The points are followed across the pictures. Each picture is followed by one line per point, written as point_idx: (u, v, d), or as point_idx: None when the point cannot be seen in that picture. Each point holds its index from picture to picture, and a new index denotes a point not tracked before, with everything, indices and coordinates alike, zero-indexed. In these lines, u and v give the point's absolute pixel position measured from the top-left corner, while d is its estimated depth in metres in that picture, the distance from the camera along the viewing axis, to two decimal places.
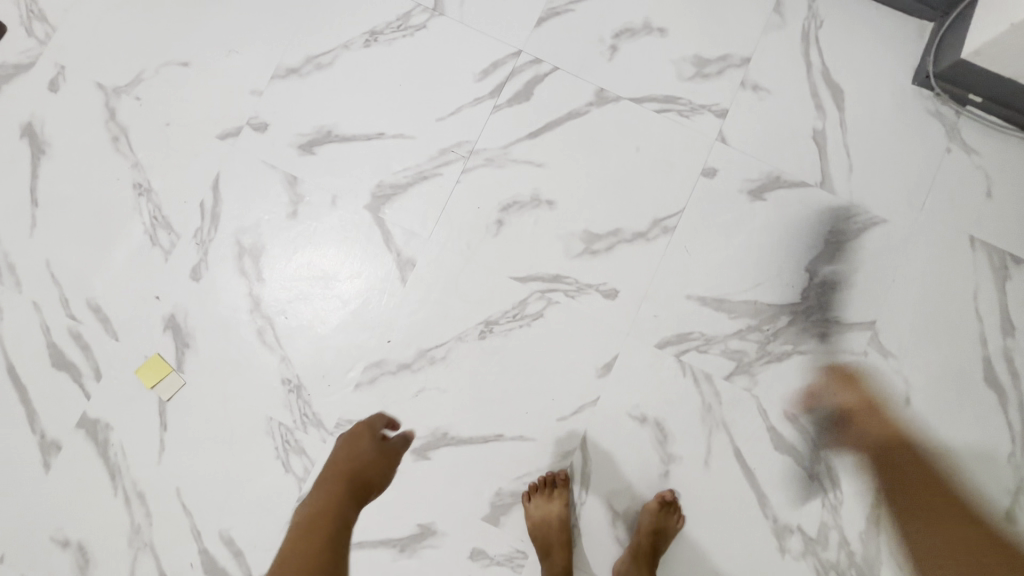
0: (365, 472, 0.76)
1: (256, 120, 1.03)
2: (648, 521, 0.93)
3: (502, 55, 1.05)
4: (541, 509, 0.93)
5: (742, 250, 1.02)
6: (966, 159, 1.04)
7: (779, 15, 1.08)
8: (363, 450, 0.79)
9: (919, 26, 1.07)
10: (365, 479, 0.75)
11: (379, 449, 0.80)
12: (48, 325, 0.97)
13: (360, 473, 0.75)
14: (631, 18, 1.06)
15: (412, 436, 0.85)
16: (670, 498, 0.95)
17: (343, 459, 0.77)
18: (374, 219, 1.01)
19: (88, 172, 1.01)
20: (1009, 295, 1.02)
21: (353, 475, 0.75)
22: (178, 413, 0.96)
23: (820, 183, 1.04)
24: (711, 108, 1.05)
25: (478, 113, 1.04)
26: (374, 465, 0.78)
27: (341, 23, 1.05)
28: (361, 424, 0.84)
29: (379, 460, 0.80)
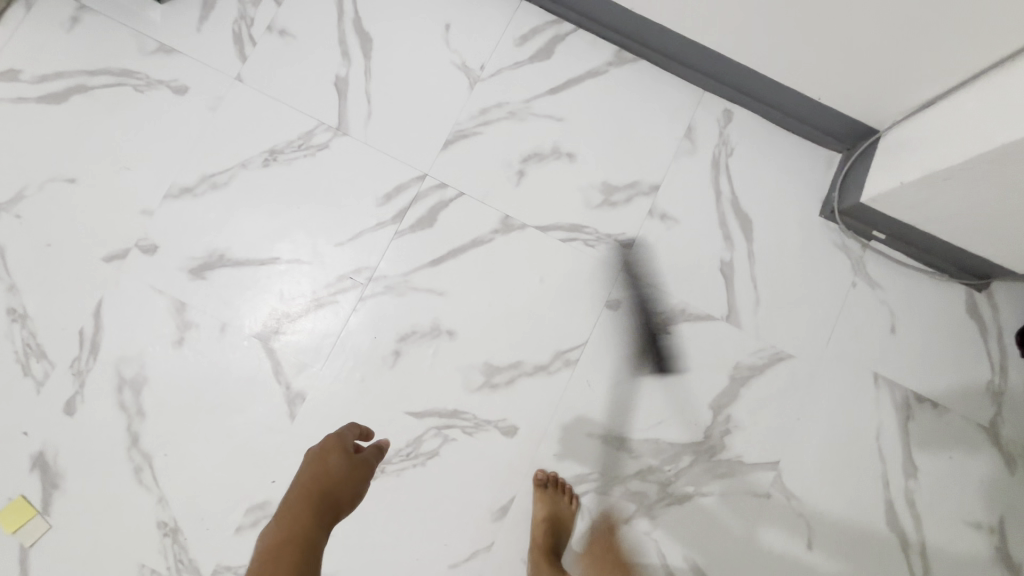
0: (337, 492, 0.74)
1: (144, 242, 0.99)
2: (540, 511, 0.93)
3: (406, 177, 1.03)
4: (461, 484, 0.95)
5: (646, 385, 1.00)
6: (871, 294, 1.04)
7: (690, 141, 1.07)
8: (332, 470, 0.75)
9: (827, 157, 1.08)
10: (335, 498, 0.73)
11: (350, 465, 0.78)
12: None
13: (331, 494, 0.73)
14: (539, 142, 1.05)
15: (386, 444, 0.83)
16: (554, 478, 0.96)
17: (310, 481, 0.73)
18: (265, 349, 0.98)
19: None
20: (911, 434, 1.01)
21: (324, 496, 0.72)
22: (42, 560, 0.90)
23: (726, 316, 1.02)
24: (616, 237, 1.04)
25: (379, 238, 1.01)
26: (342, 487, 0.74)
27: (242, 141, 1.02)
28: (329, 440, 0.80)
29: (350, 478, 0.76)
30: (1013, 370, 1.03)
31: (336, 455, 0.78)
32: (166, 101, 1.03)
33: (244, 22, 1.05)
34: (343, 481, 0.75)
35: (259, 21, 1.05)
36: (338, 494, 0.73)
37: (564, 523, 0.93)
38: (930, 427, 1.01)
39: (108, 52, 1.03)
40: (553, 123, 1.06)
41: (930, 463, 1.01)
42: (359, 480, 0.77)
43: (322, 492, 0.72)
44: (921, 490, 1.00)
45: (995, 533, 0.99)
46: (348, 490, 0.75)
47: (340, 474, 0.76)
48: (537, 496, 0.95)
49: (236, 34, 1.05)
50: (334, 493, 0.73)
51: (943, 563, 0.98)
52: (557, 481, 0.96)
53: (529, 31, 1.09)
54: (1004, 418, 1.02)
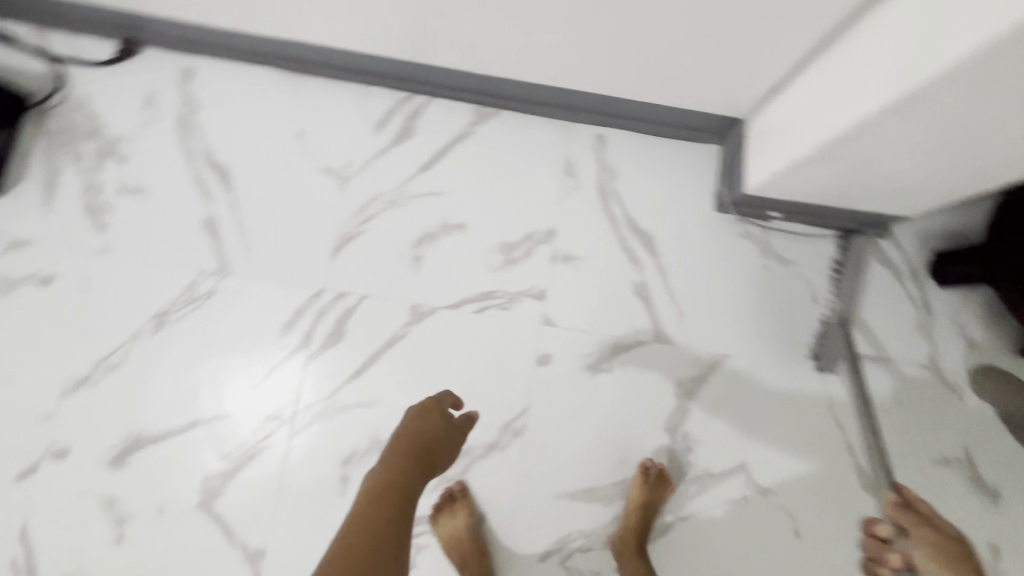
0: (438, 448, 0.70)
1: (53, 447, 0.94)
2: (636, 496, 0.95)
3: (303, 297, 1.00)
4: (449, 525, 0.94)
5: (599, 429, 0.99)
6: (785, 271, 1.05)
7: (572, 177, 1.07)
8: (431, 430, 0.70)
9: (707, 151, 1.08)
10: (434, 455, 0.69)
11: (448, 423, 0.74)
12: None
13: (429, 450, 0.69)
14: (426, 221, 1.04)
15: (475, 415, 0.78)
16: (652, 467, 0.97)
17: (416, 432, 0.70)
18: (210, 517, 0.94)
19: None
20: (862, 395, 1.02)
21: (422, 452, 0.68)
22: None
23: (655, 336, 1.02)
24: (527, 292, 1.03)
25: (293, 369, 0.98)
26: (436, 446, 0.70)
27: (125, 313, 0.98)
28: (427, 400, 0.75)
29: (445, 441, 0.71)
30: (935, 303, 1.06)
31: (435, 415, 0.74)
32: (35, 295, 0.98)
33: (95, 192, 1.01)
34: (438, 442, 0.70)
35: (109, 186, 1.02)
36: (436, 453, 0.69)
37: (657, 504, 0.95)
38: (877, 383, 1.03)
39: None
40: (434, 199, 1.05)
41: (887, 417, 1.02)
42: (454, 442, 0.74)
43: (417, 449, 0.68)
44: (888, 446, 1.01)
45: (965, 464, 1.01)
46: (443, 450, 0.71)
47: (438, 433, 0.71)
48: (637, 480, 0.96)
49: (89, 206, 1.01)
50: (432, 448, 0.69)
51: None
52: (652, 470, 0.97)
53: (384, 114, 1.07)
54: (941, 351, 1.04)
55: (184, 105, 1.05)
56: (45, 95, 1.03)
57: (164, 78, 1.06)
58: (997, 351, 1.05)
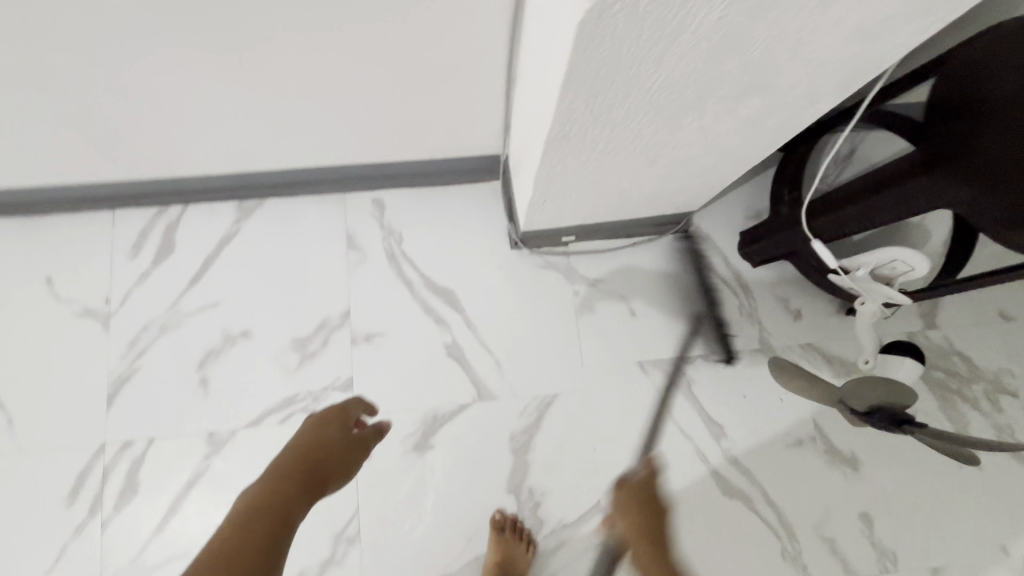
0: (325, 466, 0.61)
1: None
2: (491, 556, 0.88)
3: (84, 459, 0.90)
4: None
5: (439, 509, 0.92)
6: (597, 291, 1.01)
7: (357, 250, 1.01)
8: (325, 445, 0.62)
9: (490, 189, 1.03)
10: (325, 474, 0.60)
11: (349, 437, 0.65)
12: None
13: (320, 467, 0.60)
14: (207, 339, 0.96)
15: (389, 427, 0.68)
16: (503, 516, 0.92)
17: (305, 446, 0.62)
18: None
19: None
20: (702, 396, 0.99)
21: (314, 466, 0.60)
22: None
23: (479, 395, 0.96)
24: (333, 385, 0.95)
25: (87, 540, 0.88)
26: (330, 462, 0.61)
27: None
28: (329, 409, 0.67)
29: (343, 455, 0.63)
30: (753, 283, 1.03)
31: (335, 426, 0.66)
32: None
33: None
34: (332, 458, 0.62)
35: None
36: (330, 470, 0.61)
37: (515, 561, 0.88)
38: (714, 381, 0.99)
39: None
40: (211, 312, 0.97)
41: (730, 414, 0.98)
42: (355, 458, 0.64)
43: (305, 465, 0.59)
44: (736, 443, 0.98)
45: (817, 439, 0.98)
46: (335, 469, 0.61)
47: (337, 447, 0.63)
48: (491, 537, 0.90)
49: None
50: (326, 462, 0.61)
51: (790, 499, 0.96)
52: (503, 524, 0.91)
53: (139, 235, 0.99)
54: (770, 330, 1.02)
55: None
56: None
57: None
58: (824, 317, 1.03)
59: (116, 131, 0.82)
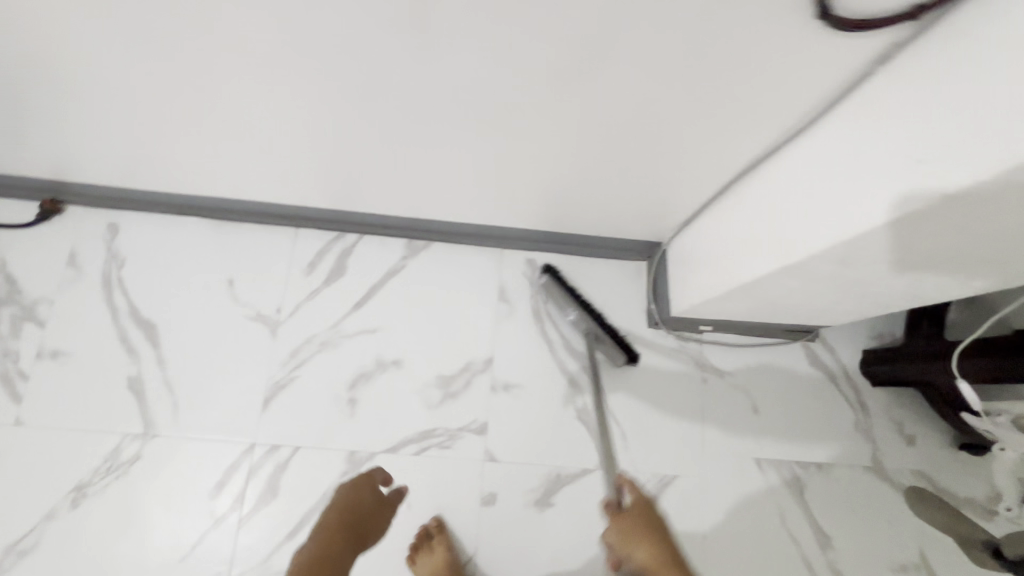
0: (366, 522, 0.90)
1: None
2: None
3: (234, 454, 0.96)
4: (428, 563, 0.90)
5: (550, 568, 0.95)
6: (723, 382, 1.07)
7: (506, 302, 1.08)
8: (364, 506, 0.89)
9: (636, 268, 1.11)
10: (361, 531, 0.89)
11: (379, 502, 0.91)
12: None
13: (358, 527, 0.88)
14: (361, 362, 1.03)
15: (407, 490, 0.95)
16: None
17: (347, 509, 0.88)
18: None
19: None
20: (811, 503, 1.02)
21: (355, 526, 0.88)
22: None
23: (601, 463, 1.01)
24: (469, 427, 1.01)
25: (223, 533, 0.93)
26: (369, 520, 0.90)
27: (40, 489, 0.93)
28: (364, 476, 0.92)
29: (375, 515, 0.91)
30: (870, 401, 1.08)
31: (368, 494, 0.91)
32: None
33: (10, 357, 0.98)
34: (369, 518, 0.90)
35: (26, 351, 0.98)
36: (365, 526, 0.89)
37: None
38: (824, 491, 1.03)
39: None
40: (369, 337, 1.04)
41: (838, 527, 1.01)
42: (385, 516, 0.92)
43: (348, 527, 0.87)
44: (842, 557, 1.00)
45: (921, 568, 1.00)
46: (373, 523, 0.90)
47: (370, 510, 0.90)
48: None
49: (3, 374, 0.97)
50: (364, 522, 0.89)
51: None
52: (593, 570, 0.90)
53: (316, 255, 1.08)
54: (882, 449, 1.06)
55: (110, 260, 1.04)
56: None
57: (88, 235, 1.05)
58: (935, 448, 1.06)
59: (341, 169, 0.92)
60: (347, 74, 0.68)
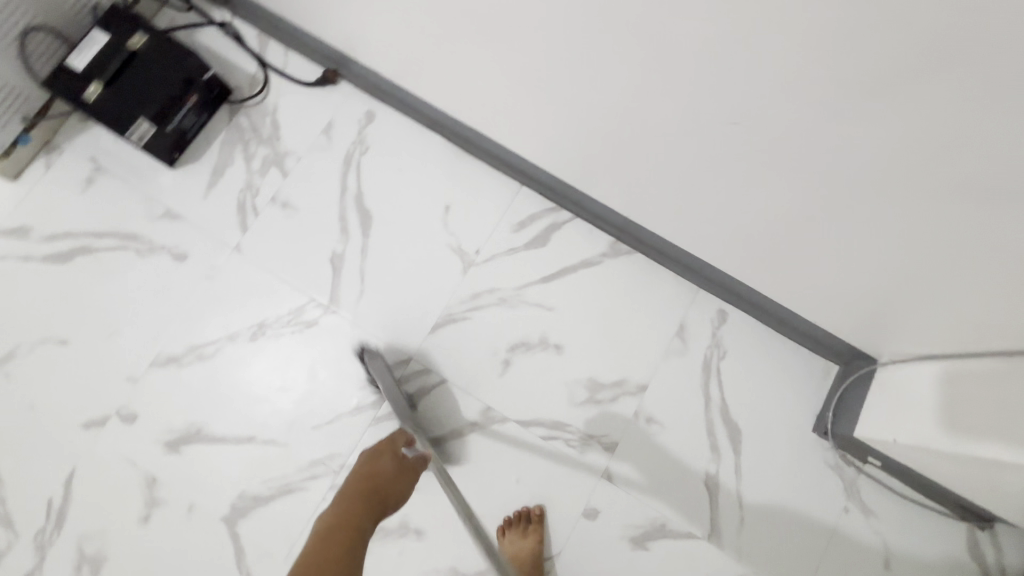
0: (388, 485, 0.69)
1: (124, 410, 1.00)
2: None
3: (391, 360, 1.03)
4: (515, 544, 0.94)
5: None
6: (864, 522, 0.99)
7: (681, 340, 1.05)
8: (387, 464, 0.72)
9: (825, 368, 1.04)
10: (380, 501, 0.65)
11: (401, 462, 0.74)
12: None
13: (379, 490, 0.67)
14: (528, 332, 1.05)
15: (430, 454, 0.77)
16: None
17: (367, 474, 0.70)
18: (230, 534, 0.96)
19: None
20: None
21: (373, 489, 0.67)
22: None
23: (708, 536, 0.98)
24: (599, 438, 1.01)
25: (355, 422, 1.00)
26: (391, 485, 0.69)
27: (232, 313, 1.04)
28: (382, 441, 0.78)
29: (399, 479, 0.71)
30: None
31: (389, 454, 0.74)
32: (165, 265, 1.05)
33: (250, 193, 1.09)
34: (390, 484, 0.69)
35: (264, 193, 1.09)
36: (388, 489, 0.68)
37: None
38: None
39: (116, 213, 1.07)
40: (544, 313, 1.06)
41: None
42: (408, 480, 0.72)
43: (369, 488, 0.66)
44: None
45: None
46: (397, 486, 0.70)
47: (389, 472, 0.70)
48: None
49: (240, 203, 1.08)
50: (384, 489, 0.68)
51: None
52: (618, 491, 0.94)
53: (528, 216, 1.10)
54: None
55: (356, 143, 1.12)
56: (246, 92, 1.13)
57: (348, 114, 1.13)
58: None
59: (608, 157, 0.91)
60: (696, 85, 0.67)
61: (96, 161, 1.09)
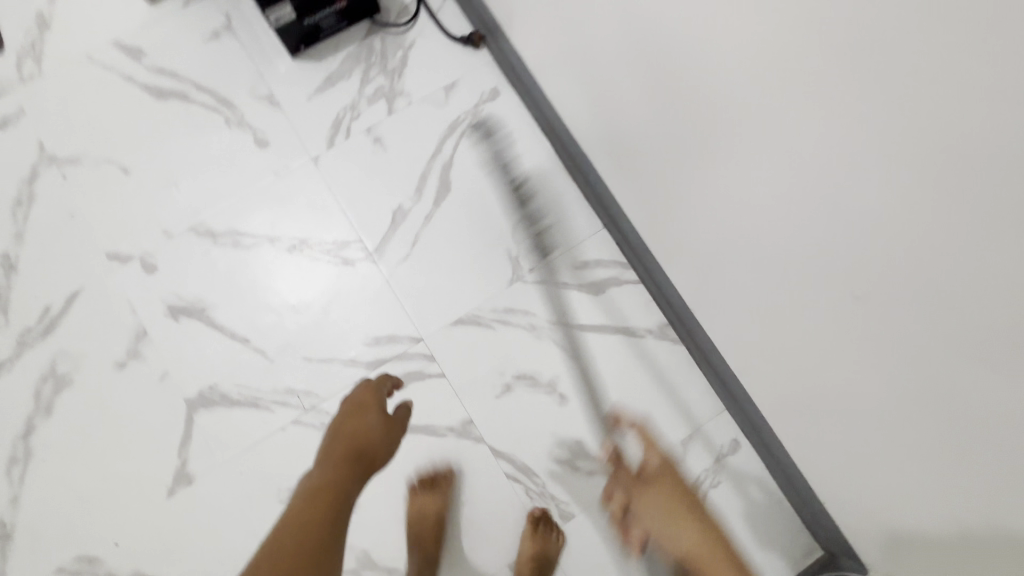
0: (372, 449, 0.72)
1: (149, 259, 1.01)
2: None
3: (403, 331, 1.01)
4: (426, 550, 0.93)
5: None
6: None
7: (682, 450, 1.00)
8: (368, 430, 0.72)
9: (808, 548, 0.97)
10: (371, 457, 0.70)
11: (385, 422, 0.75)
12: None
13: (366, 452, 0.70)
14: (541, 369, 1.01)
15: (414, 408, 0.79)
16: None
17: (352, 433, 0.72)
18: (186, 417, 0.96)
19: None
20: None
21: (359, 449, 0.70)
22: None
23: None
24: (558, 502, 0.97)
25: (344, 373, 0.99)
26: (377, 448, 0.72)
27: (283, 217, 1.03)
28: (365, 396, 0.78)
29: (384, 440, 0.73)
30: None
31: (373, 414, 0.76)
32: (244, 144, 1.05)
33: (350, 113, 1.07)
34: (377, 445, 0.72)
35: (362, 120, 1.07)
36: (372, 452, 0.71)
37: None
38: None
39: (224, 75, 1.07)
40: (565, 358, 1.02)
41: None
42: (393, 440, 0.74)
43: (357, 449, 0.70)
44: None
45: None
46: (381, 449, 0.72)
47: (375, 429, 0.74)
48: None
49: (337, 120, 1.07)
50: (365, 451, 0.70)
51: None
52: (531, 516, 0.95)
53: (594, 259, 1.05)
54: None
55: (469, 114, 1.09)
56: (392, 18, 1.10)
57: (474, 81, 1.10)
58: None
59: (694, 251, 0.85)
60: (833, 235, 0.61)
61: (230, 19, 1.09)
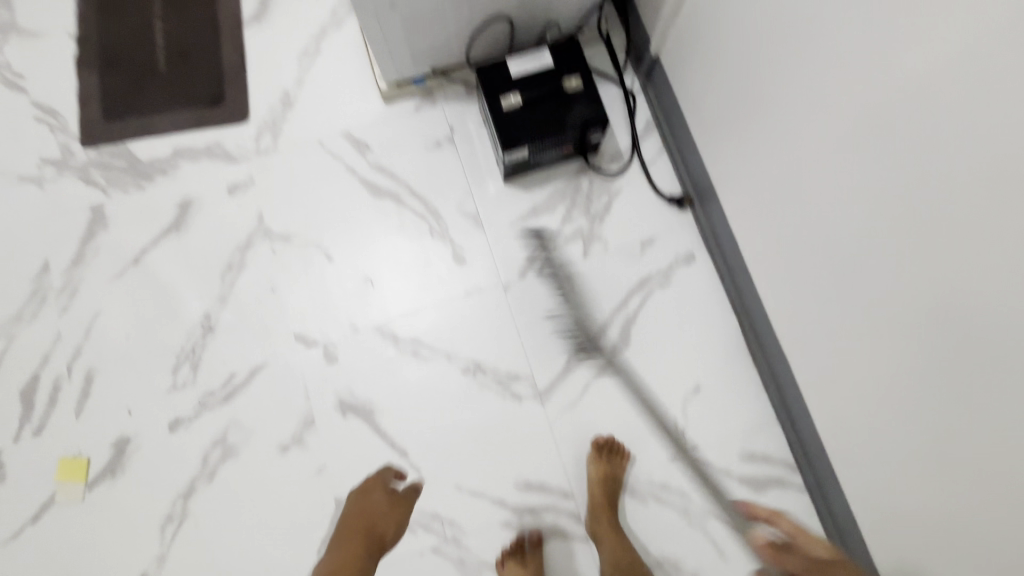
0: (383, 521, 0.95)
1: (331, 348, 1.04)
2: None
3: (554, 481, 0.99)
4: None
5: None
6: None
7: None
8: (375, 506, 0.95)
9: None
10: (381, 533, 0.94)
11: (387, 500, 0.96)
12: (22, 352, 1.03)
13: (374, 526, 0.94)
14: (685, 558, 0.97)
15: (421, 487, 0.98)
16: None
17: (360, 512, 0.95)
18: (331, 517, 0.98)
19: (180, 271, 1.07)
20: None
21: (370, 524, 0.94)
22: (38, 528, 0.97)
23: None
24: None
25: (490, 511, 0.98)
26: (384, 525, 0.95)
27: (463, 337, 1.05)
28: (370, 480, 0.98)
29: (390, 515, 0.95)
30: None
31: (378, 494, 0.96)
32: (441, 256, 1.08)
33: (547, 248, 1.09)
34: (384, 520, 0.95)
35: (557, 257, 1.09)
36: (379, 526, 0.94)
37: None
38: None
39: (437, 185, 1.11)
40: (711, 553, 0.97)
41: None
42: (398, 513, 0.96)
43: (369, 523, 0.94)
44: None
45: None
46: (390, 523, 0.95)
47: (380, 506, 0.96)
48: None
49: (533, 251, 1.09)
50: (377, 526, 0.94)
51: None
52: None
53: (761, 453, 1.01)
54: None
55: (660, 272, 1.08)
56: (604, 162, 1.13)
57: (671, 241, 1.10)
58: None
59: (895, 512, 0.80)
60: None
61: (452, 132, 1.14)
